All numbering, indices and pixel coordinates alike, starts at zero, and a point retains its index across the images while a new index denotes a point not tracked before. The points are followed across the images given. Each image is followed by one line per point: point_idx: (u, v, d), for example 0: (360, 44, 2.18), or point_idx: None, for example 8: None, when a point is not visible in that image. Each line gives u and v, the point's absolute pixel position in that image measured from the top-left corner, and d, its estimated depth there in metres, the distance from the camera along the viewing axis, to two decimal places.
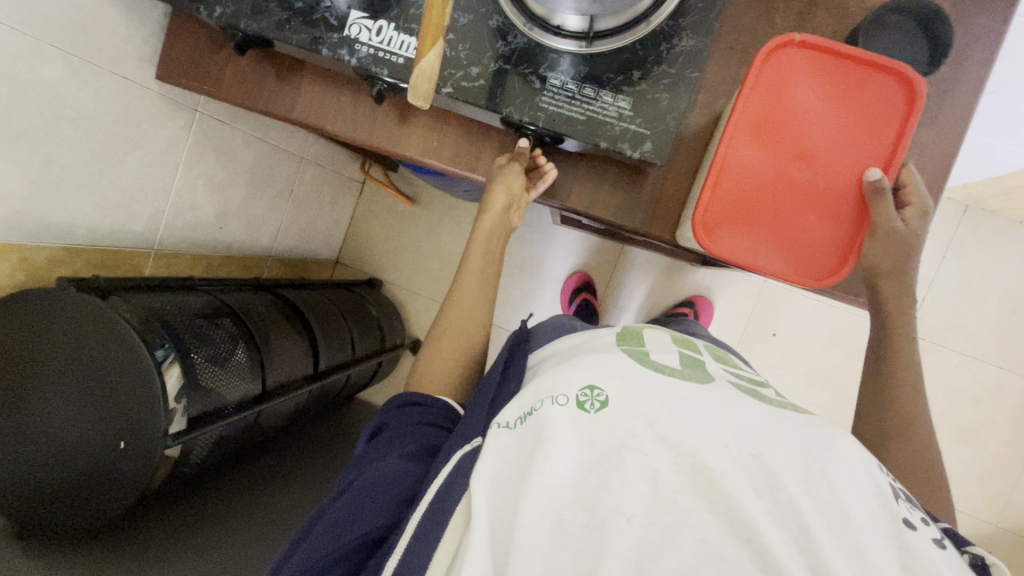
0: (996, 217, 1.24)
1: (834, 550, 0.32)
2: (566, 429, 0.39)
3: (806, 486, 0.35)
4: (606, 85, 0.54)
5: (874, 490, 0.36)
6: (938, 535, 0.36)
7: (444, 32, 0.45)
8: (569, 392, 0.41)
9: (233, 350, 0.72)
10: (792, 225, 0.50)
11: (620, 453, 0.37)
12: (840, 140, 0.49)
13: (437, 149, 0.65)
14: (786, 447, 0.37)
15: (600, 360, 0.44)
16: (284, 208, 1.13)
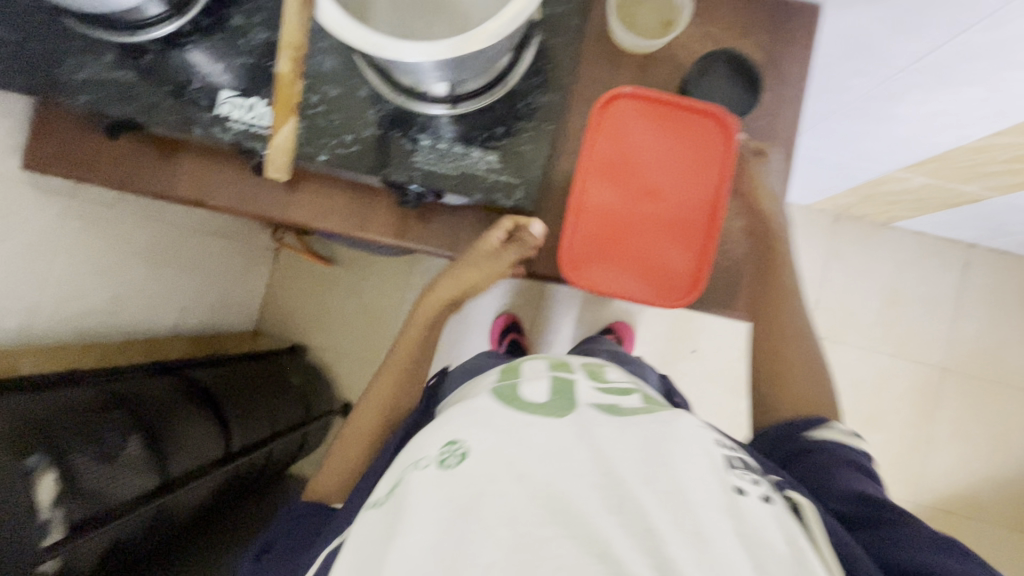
0: (864, 222, 1.40)
1: (673, 539, 0.38)
2: (427, 489, 0.43)
3: (646, 486, 0.41)
4: (474, 141, 0.58)
5: (711, 469, 0.43)
6: (767, 492, 0.45)
7: (294, 110, 0.53)
8: (429, 455, 0.46)
9: (124, 444, 0.67)
10: (646, 252, 0.59)
11: (478, 501, 0.41)
12: (676, 175, 0.59)
13: (324, 213, 0.65)
14: (628, 454, 0.43)
15: (464, 414, 0.49)
16: (192, 283, 1.08)
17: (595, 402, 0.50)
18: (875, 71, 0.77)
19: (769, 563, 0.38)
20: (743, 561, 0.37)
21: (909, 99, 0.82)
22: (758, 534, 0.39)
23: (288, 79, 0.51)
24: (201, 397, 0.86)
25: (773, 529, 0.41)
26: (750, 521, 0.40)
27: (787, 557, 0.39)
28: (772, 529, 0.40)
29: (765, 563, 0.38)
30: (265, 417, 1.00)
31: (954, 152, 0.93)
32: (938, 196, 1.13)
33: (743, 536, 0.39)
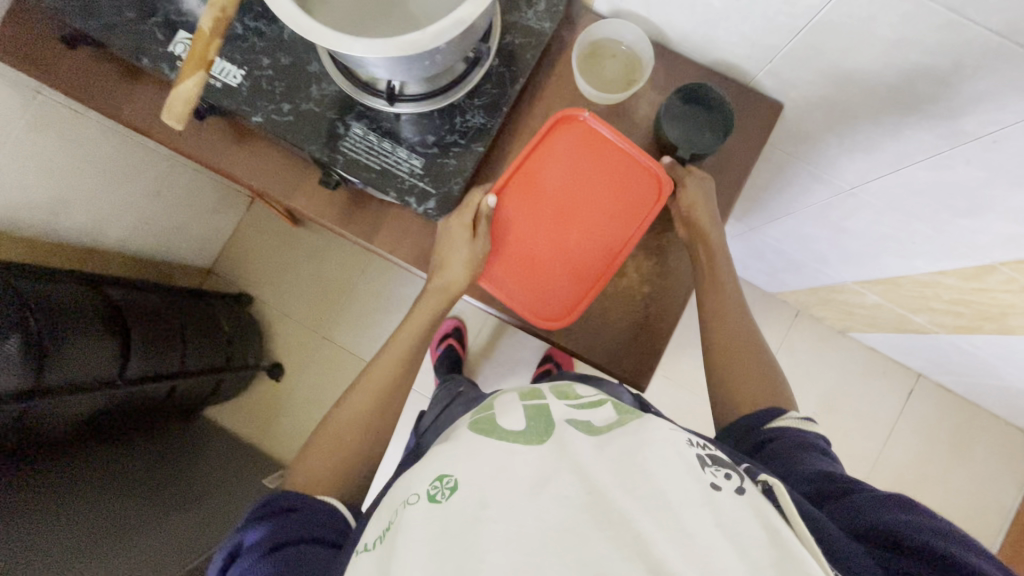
0: (821, 324, 1.41)
1: (658, 539, 0.36)
2: (414, 528, 0.39)
3: (625, 490, 0.39)
4: (402, 142, 0.59)
5: (685, 468, 0.40)
6: (740, 484, 0.41)
7: (207, 64, 0.49)
8: (420, 491, 0.43)
9: (7, 337, 0.68)
10: (546, 269, 0.63)
11: (472, 529, 0.38)
12: (597, 209, 0.63)
13: (256, 173, 0.66)
14: (603, 465, 0.41)
15: (441, 449, 0.46)
16: (149, 207, 1.09)
17: (573, 424, 0.47)
18: (832, 181, 0.78)
19: (755, 552, 0.36)
20: (727, 555, 0.36)
21: (861, 217, 0.83)
22: (738, 523, 0.38)
23: (205, 36, 0.49)
24: (112, 316, 0.87)
25: (751, 518, 0.38)
26: (728, 515, 0.38)
27: (768, 542, 0.37)
28: (751, 520, 0.38)
29: (749, 551, 0.36)
30: (178, 352, 1.01)
31: (902, 279, 0.94)
32: (888, 318, 1.14)
33: (725, 529, 0.37)
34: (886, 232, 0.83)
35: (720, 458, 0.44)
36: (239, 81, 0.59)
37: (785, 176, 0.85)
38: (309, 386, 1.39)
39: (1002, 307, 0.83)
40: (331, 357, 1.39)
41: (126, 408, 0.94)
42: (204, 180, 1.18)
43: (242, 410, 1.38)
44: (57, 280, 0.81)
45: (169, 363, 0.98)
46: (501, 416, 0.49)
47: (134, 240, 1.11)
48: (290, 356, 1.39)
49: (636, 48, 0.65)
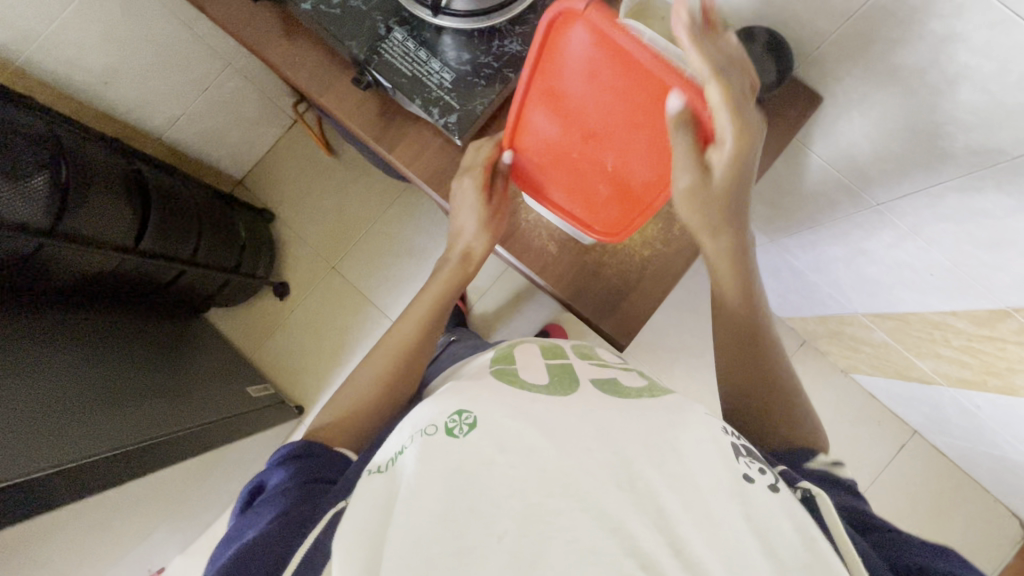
0: (824, 359, 1.38)
1: (683, 522, 0.36)
2: (430, 459, 0.39)
3: (655, 464, 0.38)
4: (437, 54, 0.60)
5: (719, 453, 0.40)
6: (774, 481, 0.41)
7: None
8: (438, 422, 0.43)
9: (33, 175, 0.71)
10: (582, 184, 0.59)
11: (486, 472, 0.38)
12: (628, 134, 0.52)
13: (295, 64, 0.68)
14: (637, 436, 0.40)
15: (473, 390, 0.46)
16: (192, 101, 1.12)
17: (598, 385, 0.50)
18: (860, 195, 0.77)
19: (782, 549, 0.36)
20: (753, 550, 0.35)
21: (883, 239, 0.81)
22: (770, 520, 0.37)
23: None
24: (134, 189, 0.90)
25: (784, 518, 0.38)
26: (758, 508, 0.38)
27: (800, 543, 0.36)
28: (781, 516, 0.38)
29: (777, 550, 0.35)
30: (191, 242, 1.03)
31: (913, 316, 0.91)
32: (894, 360, 1.11)
33: (753, 522, 0.37)
34: (905, 259, 0.81)
35: (752, 450, 0.44)
36: None
37: (813, 186, 0.84)
38: (308, 311, 1.42)
39: (1008, 361, 0.80)
40: (336, 287, 1.42)
41: (130, 279, 0.97)
42: (250, 89, 1.22)
43: (242, 320, 1.42)
44: (88, 142, 0.85)
45: (179, 250, 1.01)
46: (525, 368, 0.53)
47: (175, 131, 1.15)
48: (298, 277, 1.43)
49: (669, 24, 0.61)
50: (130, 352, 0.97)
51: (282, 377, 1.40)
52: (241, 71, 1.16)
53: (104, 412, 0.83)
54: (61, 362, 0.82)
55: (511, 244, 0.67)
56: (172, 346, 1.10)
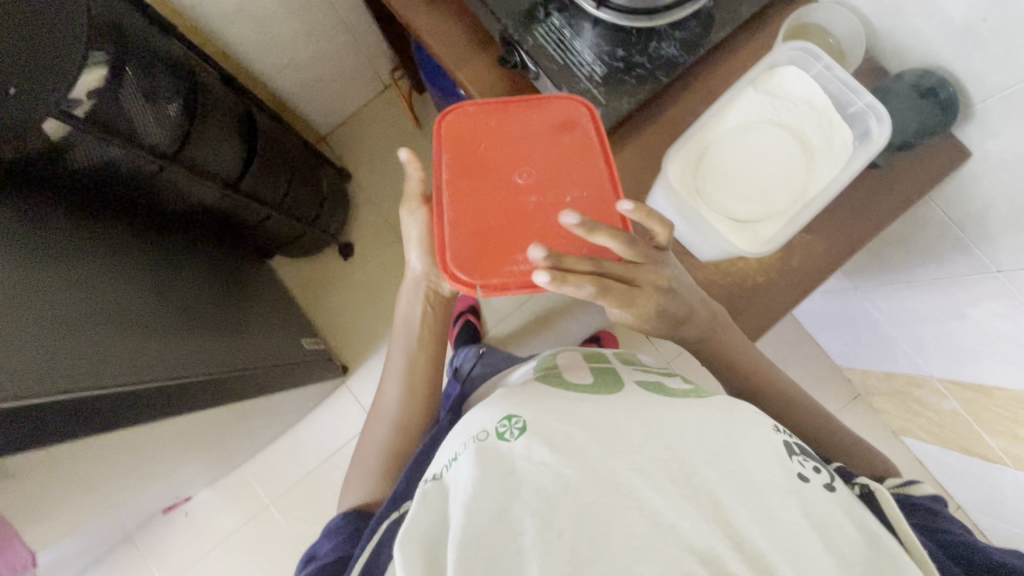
0: (877, 415, 1.34)
1: (746, 520, 0.37)
2: (485, 459, 0.42)
3: (710, 460, 0.40)
4: (592, 47, 0.60)
5: (775, 453, 0.42)
6: (828, 479, 0.43)
7: None
8: (489, 429, 0.45)
9: (168, 100, 0.73)
10: (555, 166, 0.57)
11: (522, 486, 0.40)
12: (494, 201, 0.55)
13: (439, 36, 0.68)
14: (687, 432, 0.42)
15: (517, 394, 0.49)
16: (303, 51, 1.15)
17: (642, 385, 0.53)
18: (979, 259, 0.74)
19: (842, 543, 0.38)
20: (819, 545, 0.37)
21: (991, 307, 0.78)
22: (830, 518, 0.39)
23: None
24: (244, 130, 0.92)
25: (844, 516, 0.39)
26: (816, 507, 0.39)
27: (863, 540, 0.38)
28: (840, 513, 0.39)
29: (838, 545, 0.37)
30: (281, 189, 1.06)
31: (999, 391, 0.88)
32: (961, 431, 1.06)
33: (813, 517, 0.38)
34: (1011, 332, 0.78)
35: (806, 448, 0.45)
36: None
37: (926, 241, 0.81)
38: (367, 275, 1.44)
39: None
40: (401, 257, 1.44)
41: (224, 216, 1.00)
42: (356, 48, 1.23)
43: (306, 272, 1.45)
44: (212, 77, 0.87)
45: (270, 196, 1.03)
46: (570, 373, 0.58)
47: (281, 78, 1.17)
48: (364, 240, 1.45)
49: (834, 68, 0.53)
50: (212, 280, 0.98)
51: (334, 335, 1.42)
52: (352, 29, 1.17)
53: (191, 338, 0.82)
54: (167, 284, 0.84)
55: None
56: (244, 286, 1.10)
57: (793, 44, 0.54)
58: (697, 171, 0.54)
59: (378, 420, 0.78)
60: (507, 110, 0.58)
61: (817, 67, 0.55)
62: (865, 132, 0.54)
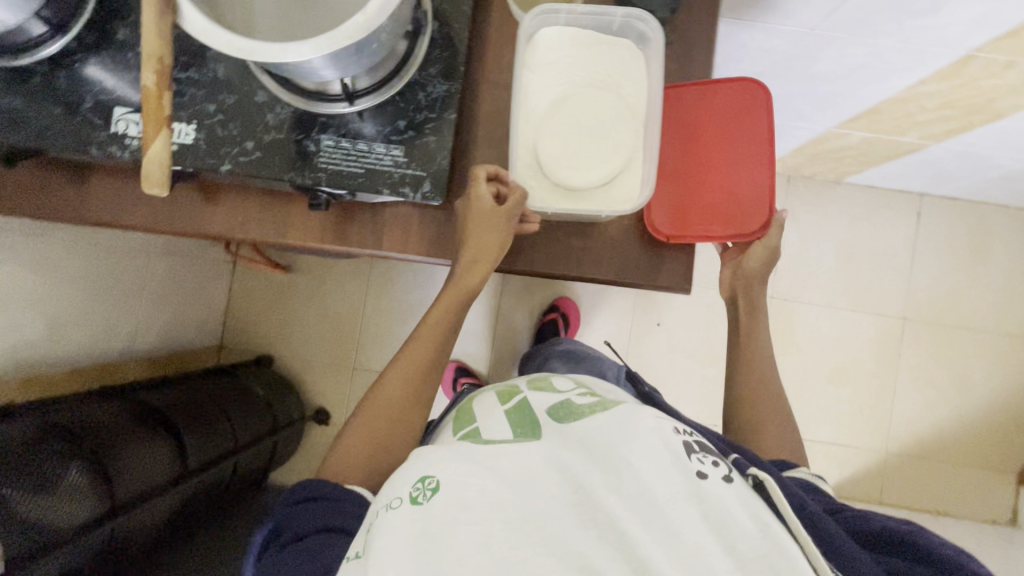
0: (814, 180, 1.42)
1: (645, 540, 0.38)
2: (399, 527, 0.41)
3: (612, 488, 0.41)
4: (377, 137, 0.57)
5: (670, 458, 0.42)
6: (727, 471, 0.43)
7: (164, 117, 0.50)
8: (403, 494, 0.44)
9: (64, 471, 0.67)
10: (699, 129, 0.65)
11: (452, 531, 0.40)
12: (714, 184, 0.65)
13: (243, 222, 0.64)
14: (592, 463, 0.43)
15: (428, 449, 0.48)
16: (139, 303, 1.07)
17: (553, 415, 0.49)
18: (791, 30, 0.78)
19: (740, 542, 0.38)
20: (713, 550, 0.37)
21: (829, 55, 0.82)
22: (725, 516, 0.39)
23: (150, 78, 0.49)
24: (155, 421, 0.86)
25: (739, 508, 0.40)
26: (717, 505, 0.40)
27: (755, 531, 0.38)
28: (736, 507, 0.40)
29: (735, 544, 0.38)
30: (228, 433, 0.99)
31: (883, 104, 0.94)
32: (880, 148, 1.13)
33: (711, 520, 0.39)
34: (857, 61, 0.82)
35: (706, 444, 0.46)
36: (193, 136, 0.57)
37: (743, 43, 0.85)
38: None
39: (987, 95, 0.84)
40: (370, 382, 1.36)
41: (201, 500, 0.94)
42: (179, 259, 1.16)
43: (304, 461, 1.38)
44: (84, 405, 0.79)
45: (224, 443, 0.97)
46: (483, 423, 0.52)
47: (141, 340, 1.11)
48: (330, 397, 1.36)
49: (577, 10, 0.59)
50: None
51: None
52: (163, 249, 1.11)
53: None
54: None
55: (533, 260, 0.65)
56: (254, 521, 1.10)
57: (534, 12, 0.58)
58: (543, 168, 0.58)
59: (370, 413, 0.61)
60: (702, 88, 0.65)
61: (564, 17, 0.60)
62: (640, 35, 0.61)
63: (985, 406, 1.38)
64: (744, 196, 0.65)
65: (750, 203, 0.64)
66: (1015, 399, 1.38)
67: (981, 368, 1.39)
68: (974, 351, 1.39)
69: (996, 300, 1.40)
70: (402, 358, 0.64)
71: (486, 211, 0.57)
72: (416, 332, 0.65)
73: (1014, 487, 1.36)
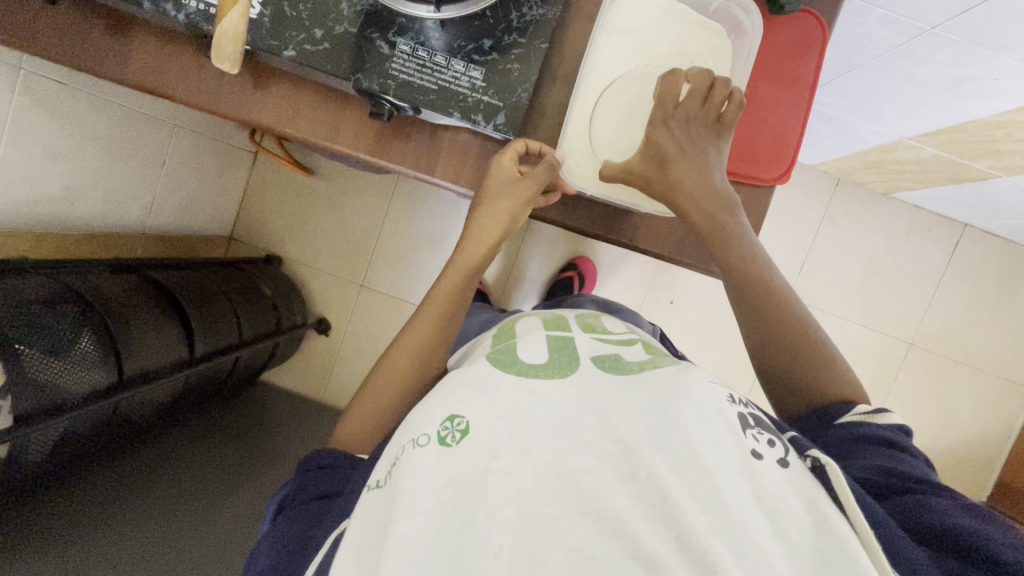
0: (863, 188, 1.37)
1: (691, 507, 0.36)
2: (428, 470, 0.39)
3: (658, 447, 0.39)
4: (457, 54, 0.53)
5: (725, 429, 0.41)
6: (783, 454, 0.42)
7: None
8: (430, 432, 0.42)
9: (76, 339, 0.66)
10: (778, 70, 0.59)
11: (484, 480, 0.38)
12: (768, 126, 0.60)
13: (291, 118, 0.59)
14: (636, 417, 0.41)
15: (459, 385, 0.45)
16: (157, 177, 1.03)
17: (598, 363, 0.48)
18: (909, 23, 0.72)
19: (792, 530, 0.36)
20: (763, 530, 0.35)
21: (937, 58, 0.76)
22: (778, 500, 0.37)
23: None
24: (166, 303, 0.84)
25: (792, 496, 0.38)
26: (767, 485, 0.38)
27: (811, 524, 0.36)
28: (790, 496, 0.38)
29: (787, 529, 0.36)
30: (235, 327, 0.99)
31: (968, 124, 0.88)
32: (944, 169, 1.08)
33: (763, 501, 0.37)
34: (966, 73, 0.77)
35: (762, 421, 0.44)
36: (259, 11, 0.52)
37: (851, 27, 0.79)
38: (358, 335, 1.34)
39: None
40: (370, 303, 1.33)
41: (200, 388, 0.95)
42: (202, 140, 1.10)
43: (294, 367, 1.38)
44: (96, 275, 0.78)
45: (229, 337, 0.97)
46: (523, 346, 0.51)
47: (155, 217, 1.07)
48: (333, 309, 1.34)
49: None
50: (207, 462, 0.97)
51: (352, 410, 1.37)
52: (188, 125, 1.05)
53: (209, 527, 0.87)
54: (162, 503, 0.84)
55: (587, 221, 0.61)
56: (237, 419, 1.13)
57: None
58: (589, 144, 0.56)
59: (384, 381, 0.56)
60: (796, 30, 0.59)
61: None
62: (736, 25, 0.56)
63: (961, 442, 1.41)
64: (764, 136, 0.60)
65: (769, 146, 0.60)
66: (995, 441, 1.40)
67: (969, 406, 1.41)
68: (970, 387, 1.41)
69: (1004, 344, 1.40)
70: (407, 334, 0.57)
71: (508, 185, 0.55)
72: (422, 305, 0.58)
73: None
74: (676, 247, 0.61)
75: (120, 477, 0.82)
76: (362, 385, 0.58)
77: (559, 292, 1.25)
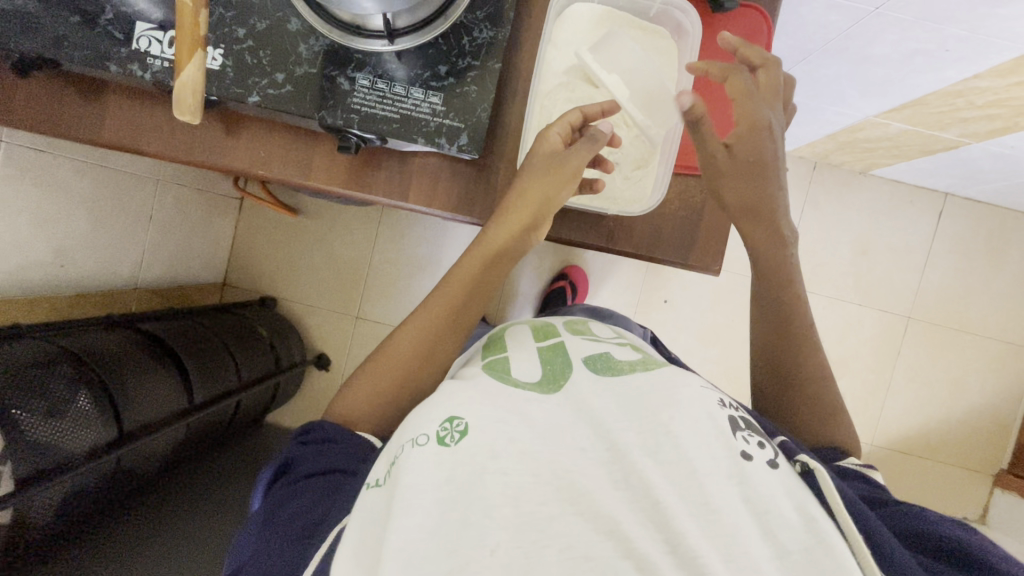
0: (840, 170, 1.38)
1: (680, 511, 0.37)
2: (427, 470, 0.39)
3: (649, 452, 0.39)
4: (415, 82, 0.55)
5: (716, 433, 0.41)
6: (772, 456, 0.42)
7: (203, 43, 0.48)
8: (429, 431, 0.42)
9: (74, 397, 0.67)
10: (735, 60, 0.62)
11: (481, 480, 0.38)
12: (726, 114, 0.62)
13: (265, 161, 0.61)
14: (627, 422, 0.42)
15: (452, 393, 0.45)
16: (145, 233, 1.05)
17: (591, 366, 0.49)
18: (854, 6, 0.74)
19: (781, 530, 0.36)
20: (752, 534, 0.36)
21: (887, 36, 0.79)
22: (767, 500, 0.38)
23: (189, 9, 0.47)
24: (162, 353, 0.85)
25: (783, 497, 0.38)
26: (757, 486, 0.38)
27: (799, 524, 0.37)
28: (780, 495, 0.38)
29: (775, 531, 0.36)
30: (233, 371, 0.99)
31: (930, 96, 0.90)
32: (916, 143, 1.09)
33: (752, 504, 0.37)
34: (917, 48, 0.79)
35: (752, 423, 0.45)
36: (220, 62, 0.54)
37: (799, 16, 0.81)
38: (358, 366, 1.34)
39: None
40: (367, 332, 1.34)
41: (202, 435, 0.95)
42: (186, 191, 1.13)
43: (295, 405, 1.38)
44: (90, 333, 0.79)
45: (228, 380, 0.97)
46: (517, 355, 0.52)
47: (145, 272, 1.09)
48: (331, 344, 1.34)
49: None
50: (211, 512, 0.96)
51: None
52: (172, 179, 1.08)
53: None
54: (170, 556, 0.83)
55: (568, 229, 0.62)
56: (242, 463, 1.13)
57: None
58: None
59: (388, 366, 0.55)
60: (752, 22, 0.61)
61: None
62: (677, 27, 0.59)
63: (972, 411, 1.40)
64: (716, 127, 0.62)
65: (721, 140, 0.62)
66: (1007, 404, 1.39)
67: (976, 373, 1.40)
68: (974, 355, 1.40)
69: (1003, 308, 1.40)
70: (407, 325, 0.57)
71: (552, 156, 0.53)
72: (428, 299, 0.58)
73: (987, 488, 1.38)
74: (659, 246, 0.62)
75: (126, 533, 0.82)
76: (358, 368, 0.57)
77: (552, 303, 1.25)
